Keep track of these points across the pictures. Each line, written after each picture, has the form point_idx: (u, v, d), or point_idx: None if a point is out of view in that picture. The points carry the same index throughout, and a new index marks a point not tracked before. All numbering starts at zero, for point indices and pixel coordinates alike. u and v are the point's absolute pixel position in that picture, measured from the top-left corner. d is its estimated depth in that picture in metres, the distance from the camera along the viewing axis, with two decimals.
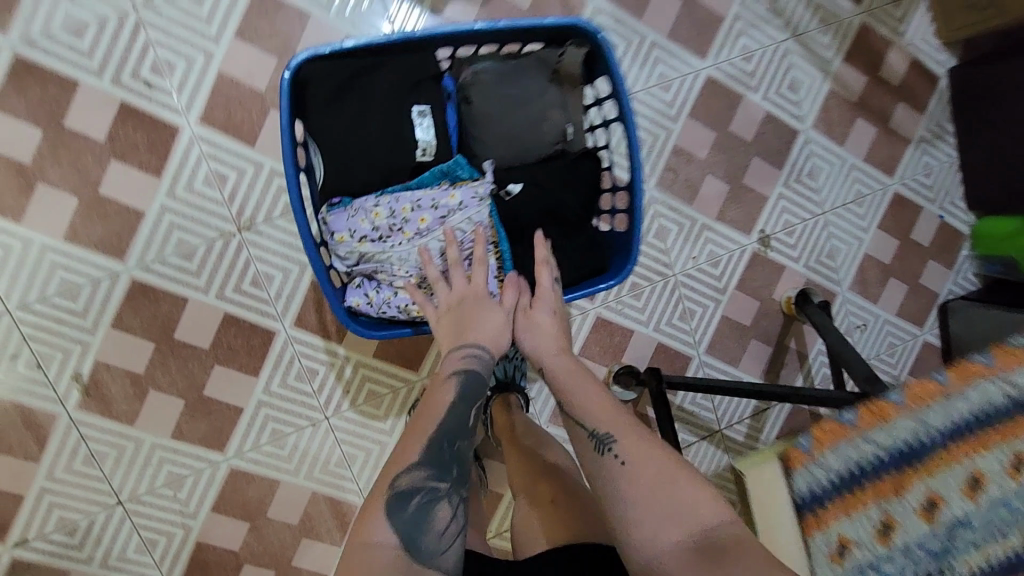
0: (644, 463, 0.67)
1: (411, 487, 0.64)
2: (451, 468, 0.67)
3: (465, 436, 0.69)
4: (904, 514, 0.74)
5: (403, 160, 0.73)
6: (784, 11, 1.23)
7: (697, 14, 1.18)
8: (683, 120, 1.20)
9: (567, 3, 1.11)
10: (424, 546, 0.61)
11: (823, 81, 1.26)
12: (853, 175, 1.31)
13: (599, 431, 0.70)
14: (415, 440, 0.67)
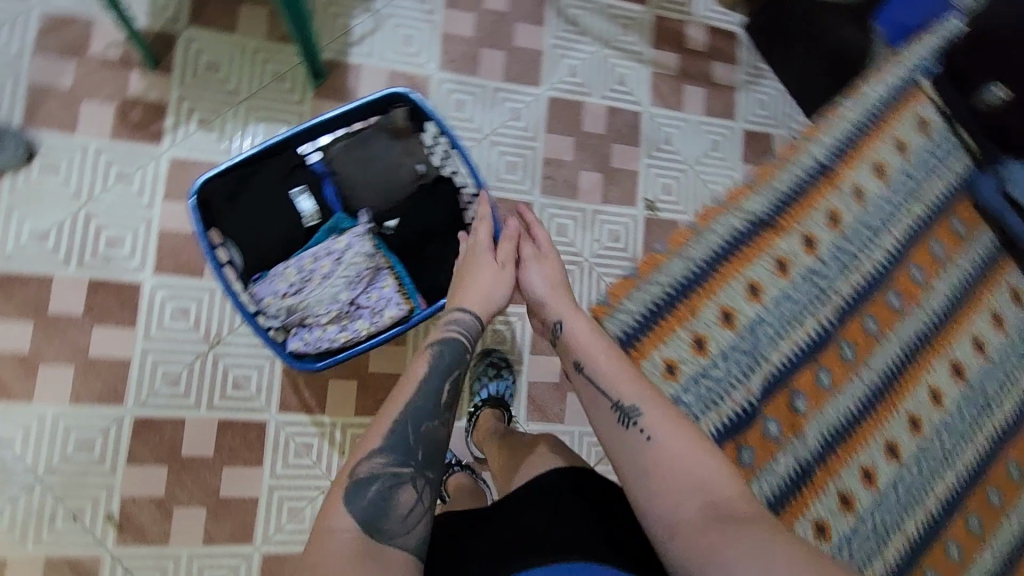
0: (668, 440, 0.88)
1: (372, 474, 0.76)
2: (415, 453, 0.79)
3: (431, 419, 0.81)
4: (701, 328, 1.24)
5: (296, 229, 0.91)
6: (589, 29, 1.49)
7: (522, 56, 1.44)
8: (541, 137, 1.43)
9: (414, 85, 1.37)
10: (387, 527, 0.74)
11: (645, 67, 1.51)
12: (702, 128, 1.52)
13: (626, 406, 0.93)
14: (384, 423, 0.80)
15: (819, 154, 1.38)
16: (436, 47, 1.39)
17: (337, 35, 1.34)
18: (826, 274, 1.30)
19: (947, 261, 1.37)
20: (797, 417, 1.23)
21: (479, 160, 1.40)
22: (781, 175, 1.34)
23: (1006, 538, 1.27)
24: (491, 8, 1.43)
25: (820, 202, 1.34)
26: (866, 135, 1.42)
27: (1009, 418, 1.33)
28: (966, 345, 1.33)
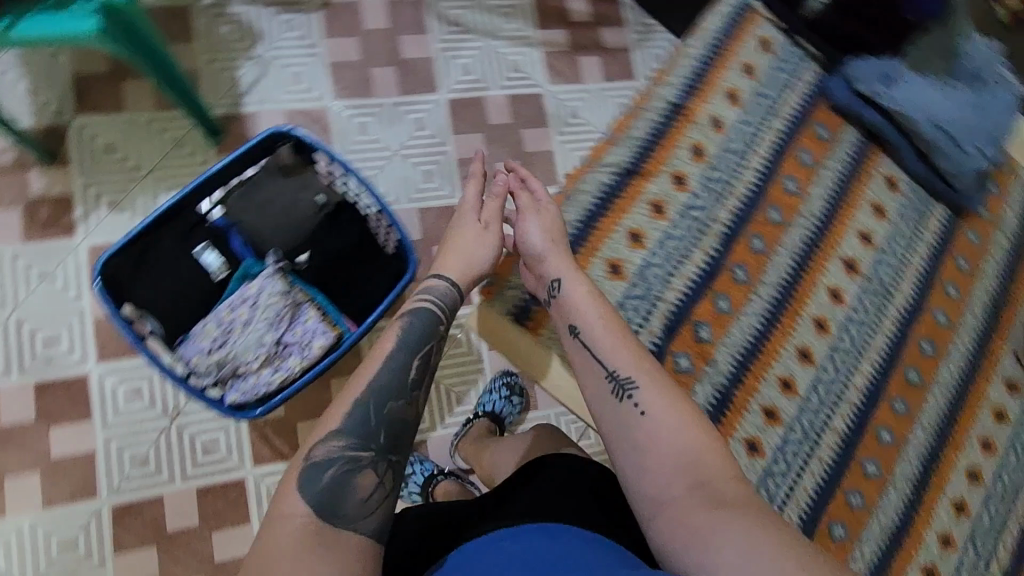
0: (660, 417, 0.86)
1: (329, 458, 0.78)
2: (376, 436, 0.80)
3: (393, 400, 0.83)
4: (622, 248, 1.06)
5: (207, 285, 0.94)
6: (472, 25, 1.51)
7: (413, 66, 1.46)
8: (450, 139, 1.45)
9: (314, 119, 1.39)
10: (345, 511, 0.75)
11: (536, 49, 1.53)
12: (605, 94, 1.55)
13: (622, 378, 0.90)
14: (342, 407, 0.82)
15: (682, 76, 1.14)
16: (327, 77, 1.41)
17: (226, 89, 1.35)
18: (715, 170, 1.11)
19: (835, 139, 1.17)
20: (702, 349, 1.03)
21: (395, 176, 1.42)
22: (647, 108, 1.13)
23: (932, 415, 1.08)
24: (371, 28, 1.45)
25: (698, 110, 1.13)
26: (731, 38, 1.18)
27: (915, 284, 1.13)
28: (863, 211, 1.14)
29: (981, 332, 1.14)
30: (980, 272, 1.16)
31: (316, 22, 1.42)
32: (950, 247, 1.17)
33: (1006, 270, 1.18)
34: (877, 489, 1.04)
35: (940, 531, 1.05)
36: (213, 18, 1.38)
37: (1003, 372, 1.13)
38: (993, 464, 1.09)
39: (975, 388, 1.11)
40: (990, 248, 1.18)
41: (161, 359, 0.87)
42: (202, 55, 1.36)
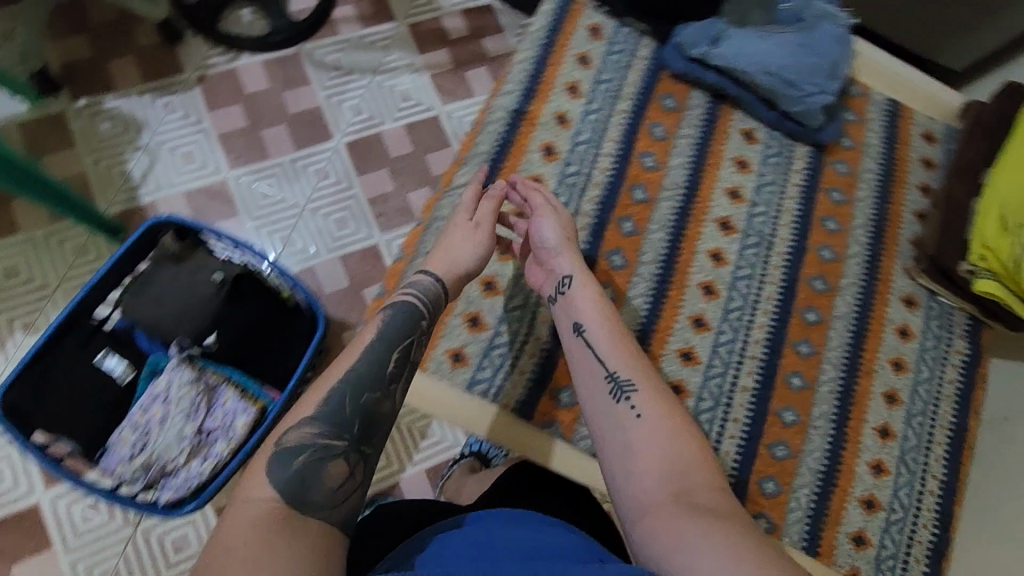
0: (654, 425, 0.77)
1: (301, 443, 0.67)
2: (350, 426, 0.71)
3: (371, 391, 0.74)
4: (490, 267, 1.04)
5: (116, 390, 0.92)
6: (353, 66, 1.51)
7: (303, 119, 1.46)
8: (356, 181, 1.45)
9: (215, 193, 1.38)
10: (314, 499, 0.64)
11: (421, 73, 1.54)
12: None
13: (622, 380, 0.82)
14: (317, 395, 0.72)
15: (511, 99, 1.04)
16: (219, 149, 1.40)
17: (120, 185, 1.34)
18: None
19: (684, 111, 1.05)
20: (569, 413, 0.99)
21: (308, 230, 1.41)
22: (483, 135, 1.02)
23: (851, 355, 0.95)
24: (253, 92, 1.44)
25: (529, 137, 1.02)
26: (549, 58, 1.06)
27: (807, 224, 1.01)
28: (719, 200, 1.01)
29: (869, 282, 0.99)
30: (859, 203, 1.03)
31: (196, 97, 1.41)
32: (819, 186, 1.03)
33: (881, 192, 1.04)
34: (801, 437, 0.91)
35: (871, 461, 0.92)
36: (90, 118, 1.37)
37: (893, 319, 0.98)
38: (901, 417, 0.94)
39: (878, 321, 0.98)
40: (862, 179, 1.04)
41: (84, 477, 0.85)
42: (88, 158, 1.35)
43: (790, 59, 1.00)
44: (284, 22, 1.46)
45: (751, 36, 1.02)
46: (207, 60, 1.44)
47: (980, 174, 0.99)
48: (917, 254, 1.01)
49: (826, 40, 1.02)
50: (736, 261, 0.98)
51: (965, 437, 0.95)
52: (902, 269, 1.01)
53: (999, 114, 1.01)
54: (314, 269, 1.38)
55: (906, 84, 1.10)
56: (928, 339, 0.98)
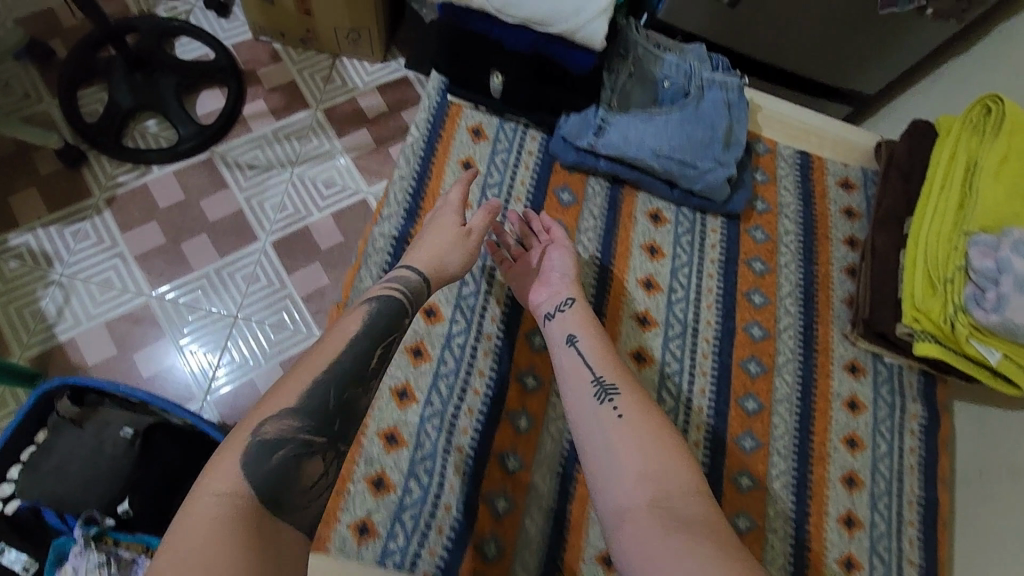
0: (637, 426, 0.76)
1: (281, 436, 0.69)
2: (330, 423, 0.72)
3: (353, 386, 0.75)
4: (389, 413, 0.90)
5: None
6: (271, 161, 1.46)
7: (224, 225, 1.40)
8: (289, 280, 1.38)
9: (136, 318, 1.31)
10: (288, 501, 0.68)
11: (343, 158, 1.49)
12: None
13: (606, 382, 0.80)
14: (296, 389, 0.72)
15: (394, 224, 0.97)
16: (138, 272, 1.34)
17: (34, 325, 1.27)
18: (462, 333, 0.96)
19: (584, 203, 1.01)
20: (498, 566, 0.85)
21: (243, 340, 1.33)
22: (365, 268, 0.94)
23: (785, 439, 0.90)
24: (168, 206, 1.39)
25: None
26: (430, 173, 1.02)
27: (718, 306, 0.96)
28: (634, 292, 0.95)
29: (807, 353, 0.95)
30: (782, 270, 0.99)
31: (108, 220, 1.35)
32: (738, 257, 0.99)
33: (805, 255, 1.00)
34: (760, 545, 0.85)
35: (839, 557, 0.86)
36: None
37: (840, 392, 0.94)
38: (866, 502, 0.89)
39: (823, 401, 0.93)
40: (782, 244, 1.01)
41: None
42: None
43: (679, 138, 0.96)
44: (191, 129, 1.41)
45: (635, 121, 0.98)
46: (115, 179, 1.38)
47: (902, 224, 0.97)
48: (852, 317, 0.97)
49: (711, 107, 0.99)
50: (661, 356, 0.92)
51: (936, 510, 0.91)
52: (840, 336, 0.97)
53: (910, 149, 0.99)
54: (252, 383, 1.30)
55: (813, 131, 1.09)
56: (880, 409, 0.94)
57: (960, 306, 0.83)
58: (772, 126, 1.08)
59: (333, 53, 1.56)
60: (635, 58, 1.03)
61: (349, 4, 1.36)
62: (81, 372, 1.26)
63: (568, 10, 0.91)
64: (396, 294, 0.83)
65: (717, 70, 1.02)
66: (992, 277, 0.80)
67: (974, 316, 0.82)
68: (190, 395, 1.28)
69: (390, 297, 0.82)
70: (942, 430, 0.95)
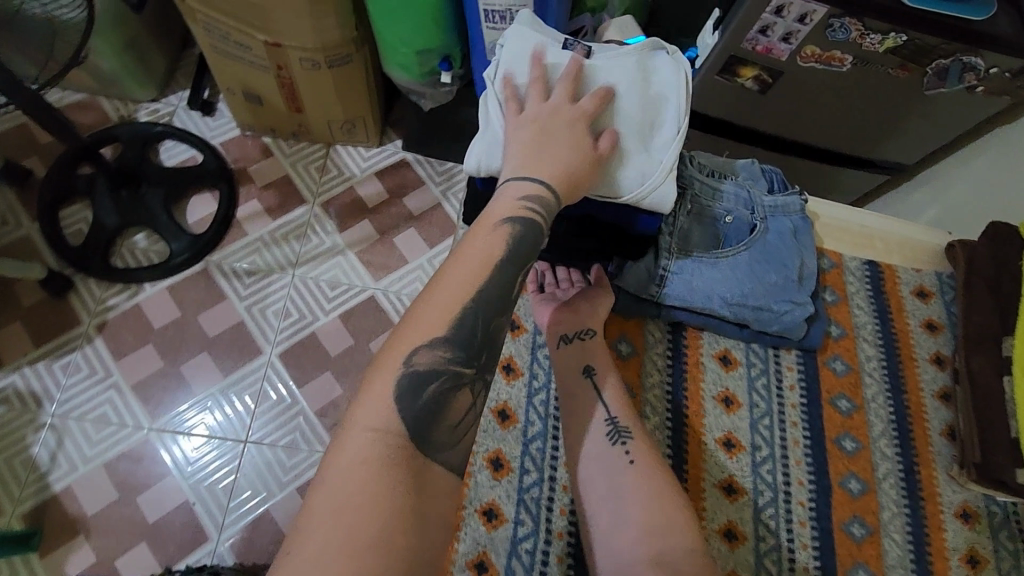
0: (648, 475, 0.74)
1: (433, 369, 0.60)
2: (478, 355, 0.63)
3: (500, 315, 0.65)
4: None
5: None
6: (270, 264, 1.37)
7: (225, 339, 1.30)
8: (300, 395, 1.28)
9: (137, 457, 1.20)
10: (435, 439, 0.60)
11: (346, 253, 1.40)
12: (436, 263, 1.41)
13: (619, 424, 0.79)
14: (445, 315, 0.62)
15: None
16: (134, 403, 1.23)
17: (24, 476, 1.16)
18: (530, 536, 0.81)
19: (645, 354, 0.88)
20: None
21: (255, 467, 1.22)
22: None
23: None
24: (164, 325, 1.29)
25: (469, 454, 0.85)
26: None
27: (809, 457, 0.83)
28: (714, 454, 0.82)
29: (914, 504, 0.82)
30: (871, 406, 0.86)
31: (99, 348, 1.26)
32: (821, 397, 0.87)
33: (892, 383, 0.88)
34: None
35: None
36: None
37: (956, 546, 0.81)
38: None
39: (943, 561, 0.80)
40: (866, 372, 0.89)
41: None
42: None
43: (749, 283, 0.84)
44: (183, 241, 1.32)
45: (698, 266, 0.85)
46: (104, 303, 1.29)
47: (1000, 345, 0.84)
48: (958, 456, 0.84)
49: (777, 239, 0.86)
50: (755, 531, 0.79)
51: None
52: (945, 476, 0.84)
53: (993, 252, 0.89)
54: (270, 515, 1.19)
55: (877, 235, 0.98)
56: (1005, 561, 0.81)
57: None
58: (834, 236, 0.97)
59: (326, 141, 1.48)
60: (694, 195, 0.86)
61: (343, 97, 1.29)
62: (80, 523, 1.15)
63: (631, 180, 0.75)
64: (537, 216, 0.70)
65: (774, 189, 0.90)
66: None
67: None
68: (205, 535, 1.17)
69: (529, 219, 0.69)
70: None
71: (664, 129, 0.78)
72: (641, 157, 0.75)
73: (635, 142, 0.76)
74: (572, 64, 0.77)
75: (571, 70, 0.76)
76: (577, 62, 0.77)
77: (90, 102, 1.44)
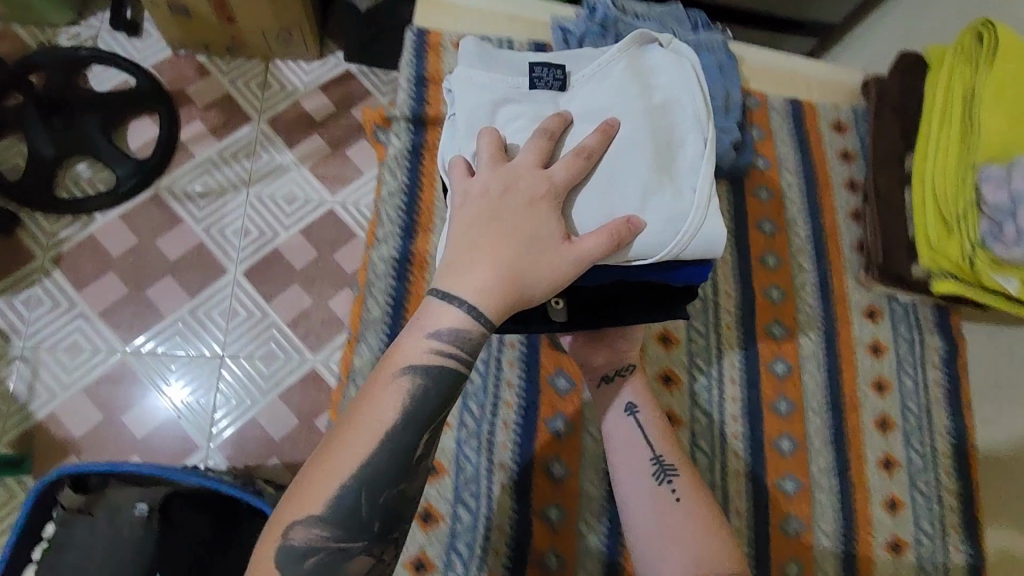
0: (694, 508, 0.71)
1: (309, 545, 0.57)
2: (369, 526, 0.59)
3: (395, 484, 0.60)
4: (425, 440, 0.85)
5: None
6: (223, 184, 1.36)
7: (188, 261, 1.31)
8: (270, 308, 1.31)
9: (118, 379, 1.23)
10: None
11: (299, 168, 1.40)
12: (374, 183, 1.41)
13: (662, 459, 0.75)
14: (328, 489, 0.58)
15: (391, 245, 0.90)
16: (104, 327, 1.25)
17: (5, 407, 1.19)
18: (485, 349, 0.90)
19: None
20: (568, 490, 0.86)
21: (236, 379, 1.26)
22: (370, 299, 0.87)
23: (819, 397, 0.86)
24: (122, 253, 1.29)
25: (423, 278, 0.88)
26: (420, 179, 0.92)
27: (736, 273, 0.90)
28: None
29: (828, 305, 0.90)
30: (793, 225, 0.92)
31: (59, 281, 1.26)
32: (747, 221, 0.92)
33: (811, 202, 0.94)
34: (806, 464, 0.84)
35: (879, 459, 0.85)
36: None
37: (862, 338, 0.89)
38: (900, 442, 0.86)
39: (854, 392, 0.87)
40: (789, 197, 0.94)
41: None
42: None
43: None
44: (128, 167, 1.31)
45: None
46: (57, 236, 1.28)
47: (905, 161, 0.90)
48: (864, 262, 0.92)
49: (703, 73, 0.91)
50: (689, 335, 0.87)
51: (966, 441, 0.88)
52: (855, 283, 0.92)
53: (903, 84, 0.92)
54: (256, 422, 1.24)
55: (800, 74, 1.01)
56: (902, 346, 0.90)
57: (975, 241, 0.78)
58: (760, 76, 0.99)
59: (264, 56, 1.44)
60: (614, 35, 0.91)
61: (276, 5, 1.25)
62: (69, 445, 1.18)
63: (661, 230, 0.69)
64: (456, 361, 0.63)
65: (698, 29, 0.96)
66: (1008, 211, 0.75)
67: (994, 251, 0.77)
68: (194, 445, 1.22)
69: (443, 367, 0.62)
70: (963, 360, 0.90)
71: (687, 147, 0.73)
72: (659, 187, 0.70)
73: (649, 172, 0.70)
74: (554, 118, 0.72)
75: (552, 125, 0.70)
76: (560, 118, 0.71)
77: (3, 30, 1.36)
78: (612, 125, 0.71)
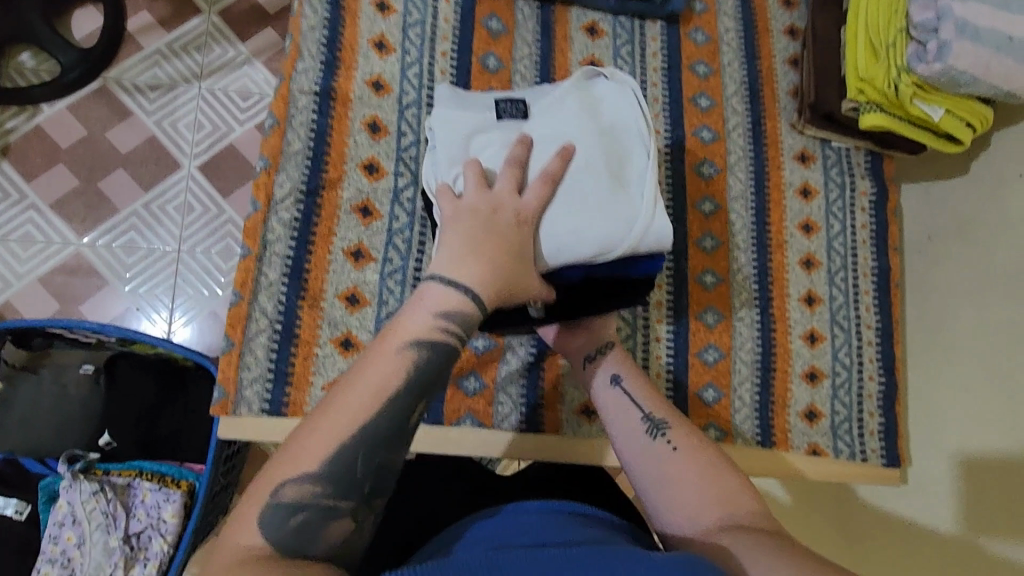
0: (697, 455, 0.69)
1: (300, 500, 0.55)
2: (359, 485, 0.57)
3: (388, 448, 0.58)
4: (342, 273, 0.88)
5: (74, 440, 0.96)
6: (174, 78, 1.32)
7: (139, 155, 1.28)
8: (226, 205, 1.29)
9: (73, 271, 1.23)
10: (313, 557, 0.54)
11: (251, 62, 1.35)
12: None
13: (654, 417, 0.73)
14: (323, 447, 0.56)
15: (313, 78, 0.92)
16: (56, 219, 1.24)
17: None
18: (410, 186, 0.91)
19: (514, 31, 0.97)
20: (486, 360, 0.89)
21: (192, 273, 1.26)
22: (291, 132, 0.90)
23: (743, 234, 0.94)
24: (71, 145, 1.27)
25: (347, 118, 0.91)
26: (342, 18, 0.94)
27: (665, 115, 0.96)
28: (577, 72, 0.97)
29: (757, 146, 0.97)
30: (725, 69, 1.00)
31: (8, 172, 1.25)
32: (681, 63, 0.99)
33: (747, 53, 1.01)
34: (727, 296, 0.92)
35: (801, 295, 0.94)
36: None
37: (792, 181, 0.97)
38: (823, 280, 0.95)
39: (781, 225, 0.95)
40: (723, 43, 1.01)
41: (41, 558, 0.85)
42: None
43: None
44: (71, 56, 1.26)
45: None
46: (3, 127, 1.26)
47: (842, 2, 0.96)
48: (798, 106, 0.99)
49: None
50: None
51: (889, 277, 0.97)
52: (788, 127, 0.99)
53: None
54: (217, 314, 1.25)
55: None
56: (833, 191, 0.98)
57: (899, 68, 0.84)
58: None
59: None
60: None
61: None
62: None
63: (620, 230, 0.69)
64: (454, 338, 0.62)
65: None
66: (932, 29, 0.81)
67: (918, 73, 0.83)
68: None
69: (438, 341, 0.61)
70: (889, 203, 0.99)
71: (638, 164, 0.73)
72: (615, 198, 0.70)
73: (610, 196, 0.70)
74: (518, 143, 0.71)
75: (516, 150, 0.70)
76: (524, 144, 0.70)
77: None
78: (570, 149, 0.70)
